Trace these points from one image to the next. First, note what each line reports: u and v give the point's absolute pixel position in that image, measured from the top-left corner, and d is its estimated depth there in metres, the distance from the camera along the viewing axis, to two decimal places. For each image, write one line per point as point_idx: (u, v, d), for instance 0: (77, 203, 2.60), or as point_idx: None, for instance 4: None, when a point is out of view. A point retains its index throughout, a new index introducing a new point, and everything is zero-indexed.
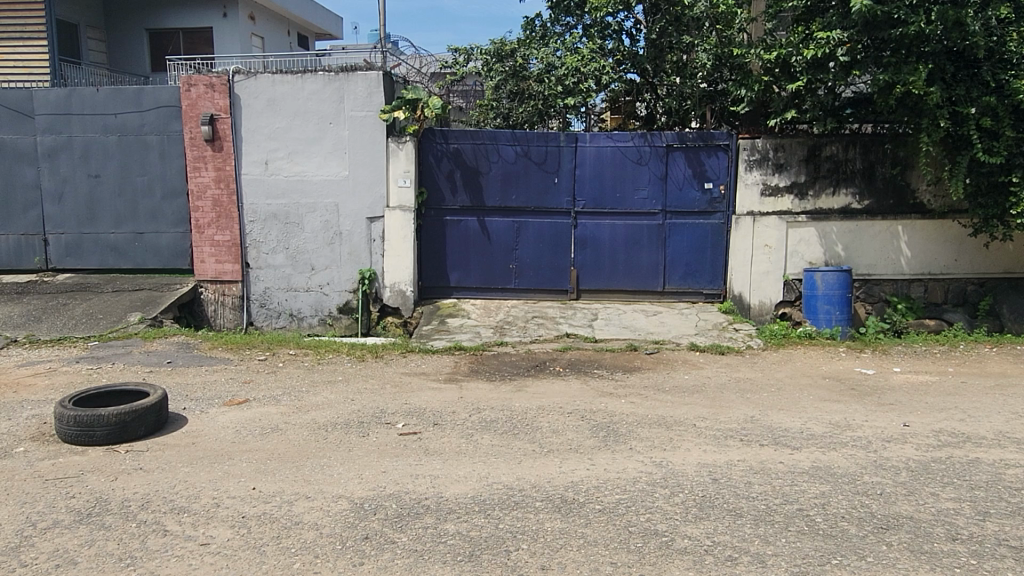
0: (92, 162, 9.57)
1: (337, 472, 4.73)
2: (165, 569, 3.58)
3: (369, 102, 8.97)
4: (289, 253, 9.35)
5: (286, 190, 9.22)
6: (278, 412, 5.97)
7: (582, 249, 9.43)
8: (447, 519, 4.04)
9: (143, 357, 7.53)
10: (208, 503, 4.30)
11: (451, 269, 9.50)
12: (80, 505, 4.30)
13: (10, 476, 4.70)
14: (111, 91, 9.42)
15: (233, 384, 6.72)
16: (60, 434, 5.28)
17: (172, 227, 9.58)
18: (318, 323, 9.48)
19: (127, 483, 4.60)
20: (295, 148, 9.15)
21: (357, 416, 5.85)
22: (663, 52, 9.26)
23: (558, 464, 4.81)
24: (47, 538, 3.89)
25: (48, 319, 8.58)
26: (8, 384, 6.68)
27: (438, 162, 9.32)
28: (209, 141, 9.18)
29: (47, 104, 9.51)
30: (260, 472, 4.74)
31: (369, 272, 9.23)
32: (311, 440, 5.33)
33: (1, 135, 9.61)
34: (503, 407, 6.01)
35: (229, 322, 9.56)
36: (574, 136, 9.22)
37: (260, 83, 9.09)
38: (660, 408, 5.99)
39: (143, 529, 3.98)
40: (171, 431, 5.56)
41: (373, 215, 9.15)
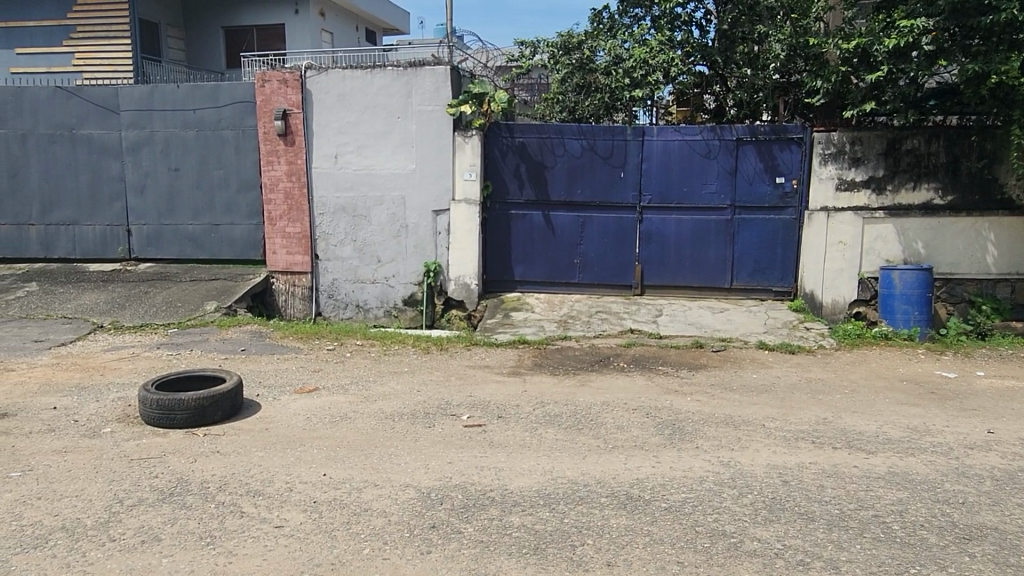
0: (172, 156, 9.95)
1: (404, 461, 4.81)
2: (243, 549, 3.71)
3: (436, 97, 9.06)
4: (357, 245, 9.54)
5: (354, 183, 9.41)
6: (347, 401, 6.11)
7: (647, 244, 9.32)
8: (512, 511, 4.07)
9: (219, 345, 7.81)
10: (281, 487, 4.44)
11: (516, 263, 9.52)
12: (163, 484, 4.50)
13: (99, 455, 4.95)
14: (190, 88, 9.77)
15: (304, 372, 6.92)
16: (143, 417, 5.53)
17: (247, 219, 9.91)
18: (384, 315, 9.65)
19: (205, 465, 4.80)
20: (364, 142, 9.32)
21: (423, 406, 5.94)
22: (735, 42, 9.10)
23: (623, 460, 4.77)
24: (132, 515, 4.09)
25: (131, 306, 8.99)
26: (95, 368, 7.03)
27: (504, 155, 9.35)
28: (282, 135, 9.45)
29: (131, 100, 9.93)
30: (331, 459, 4.87)
31: (434, 264, 9.35)
32: (379, 429, 5.45)
33: (90, 129, 10.09)
34: (567, 402, 6.00)
35: (299, 312, 9.83)
36: (641, 129, 9.11)
37: (331, 79, 9.29)
38: (727, 406, 5.89)
39: (221, 510, 4.14)
40: (245, 417, 5.75)
41: (439, 208, 9.25)
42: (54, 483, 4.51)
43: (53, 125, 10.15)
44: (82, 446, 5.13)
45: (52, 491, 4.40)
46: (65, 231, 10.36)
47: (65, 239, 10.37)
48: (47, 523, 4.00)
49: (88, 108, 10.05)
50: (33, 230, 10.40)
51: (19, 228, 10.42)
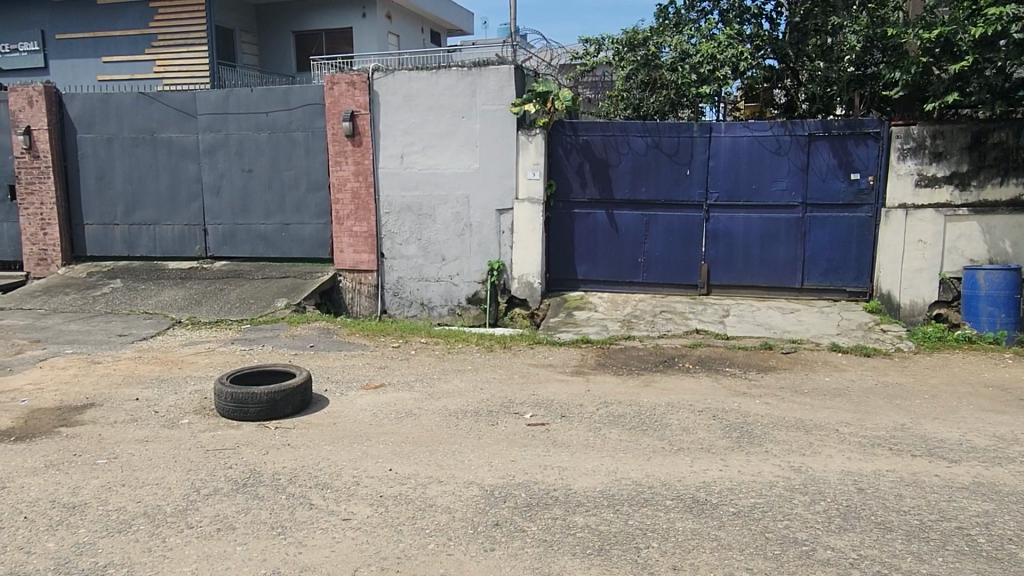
0: (246, 158, 10.29)
1: (468, 459, 4.85)
2: (312, 540, 3.81)
3: (500, 96, 9.08)
4: (422, 244, 9.67)
5: (419, 183, 9.54)
6: (412, 398, 6.19)
7: (714, 243, 9.14)
8: (576, 511, 4.05)
9: (289, 341, 8.04)
10: (349, 481, 4.53)
11: (579, 262, 9.47)
12: (237, 475, 4.66)
13: (177, 446, 5.16)
14: (263, 91, 10.08)
15: (370, 368, 7.05)
16: (218, 409, 5.73)
17: (316, 218, 10.17)
18: (447, 313, 9.75)
19: (277, 457, 4.95)
20: (429, 142, 9.43)
21: (486, 404, 5.97)
22: (806, 35, 8.89)
23: (689, 462, 4.69)
24: (208, 503, 4.25)
25: (207, 302, 9.35)
26: (173, 362, 7.33)
27: (568, 154, 9.31)
28: (349, 136, 9.64)
29: (207, 105, 10.31)
30: (397, 454, 4.95)
31: (497, 263, 9.39)
32: (444, 425, 5.51)
33: (169, 133, 10.52)
34: (631, 402, 5.93)
35: (365, 309, 10.02)
36: (708, 126, 8.94)
37: (397, 80, 9.44)
38: (798, 410, 5.71)
39: (292, 502, 4.26)
40: (315, 411, 5.90)
41: (503, 207, 9.29)
42: (137, 471, 4.73)
43: (135, 129, 10.62)
44: (162, 436, 5.36)
45: (135, 479, 4.61)
46: (146, 231, 10.83)
47: (146, 238, 10.85)
48: (130, 509, 4.19)
49: (168, 112, 10.47)
50: (117, 230, 10.92)
51: (105, 227, 10.96)
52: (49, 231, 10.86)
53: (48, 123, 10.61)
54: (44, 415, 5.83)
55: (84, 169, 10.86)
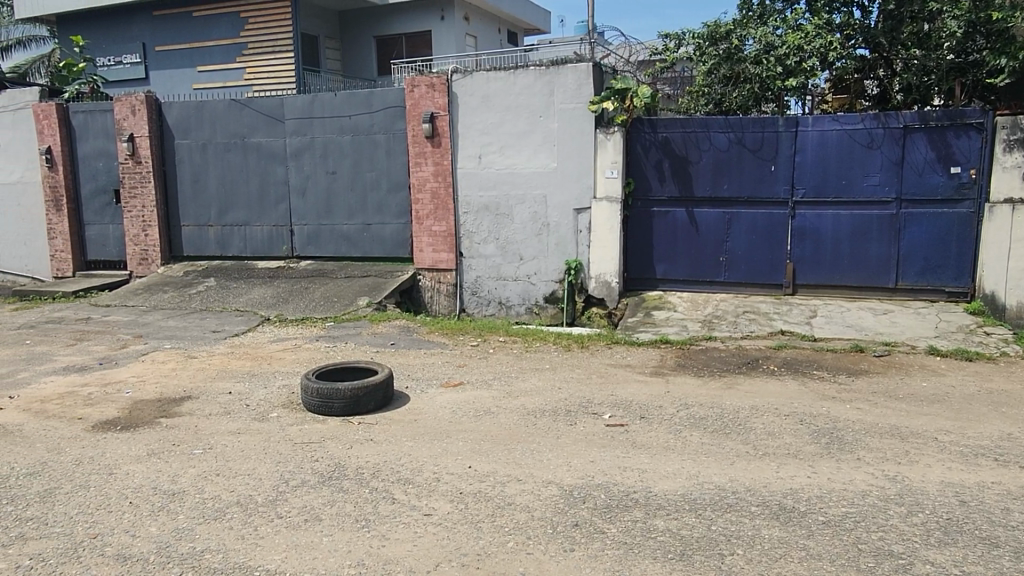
0: (330, 160, 10.60)
1: (546, 458, 4.85)
2: (395, 534, 3.89)
3: (578, 95, 9.04)
4: (499, 244, 9.73)
5: (497, 182, 9.61)
6: (490, 396, 6.23)
7: (801, 241, 8.82)
8: (657, 514, 3.98)
9: (371, 338, 8.24)
10: (430, 477, 4.61)
11: (658, 261, 9.32)
12: (323, 468, 4.81)
13: (267, 438, 5.37)
14: (347, 95, 10.36)
15: (449, 366, 7.14)
16: (305, 404, 5.93)
17: (396, 219, 10.38)
18: (525, 312, 9.78)
19: (360, 452, 5.08)
20: (507, 142, 9.48)
21: (564, 404, 5.95)
22: (901, 22, 8.48)
23: (775, 468, 4.54)
24: (296, 495, 4.40)
25: (293, 300, 9.69)
26: (263, 357, 7.63)
27: (647, 152, 9.19)
28: (429, 138, 9.80)
29: (294, 109, 10.67)
30: (476, 452, 5.00)
31: (575, 262, 9.36)
32: (522, 424, 5.53)
33: (259, 137, 10.95)
34: (713, 405, 5.80)
35: (444, 308, 10.16)
36: (794, 120, 8.64)
37: (476, 81, 9.53)
38: (893, 416, 5.44)
39: (375, 496, 4.36)
40: (396, 407, 6.03)
41: (581, 206, 9.25)
42: (230, 461, 4.95)
43: (228, 134, 11.10)
44: (253, 429, 5.59)
45: (229, 469, 4.82)
46: (238, 231, 11.31)
47: (238, 239, 11.33)
48: (225, 498, 4.39)
49: (258, 118, 10.91)
50: (211, 231, 11.45)
51: (200, 228, 11.51)
52: (150, 232, 11.49)
53: (149, 130, 11.24)
54: (146, 405, 6.18)
55: (182, 173, 11.44)
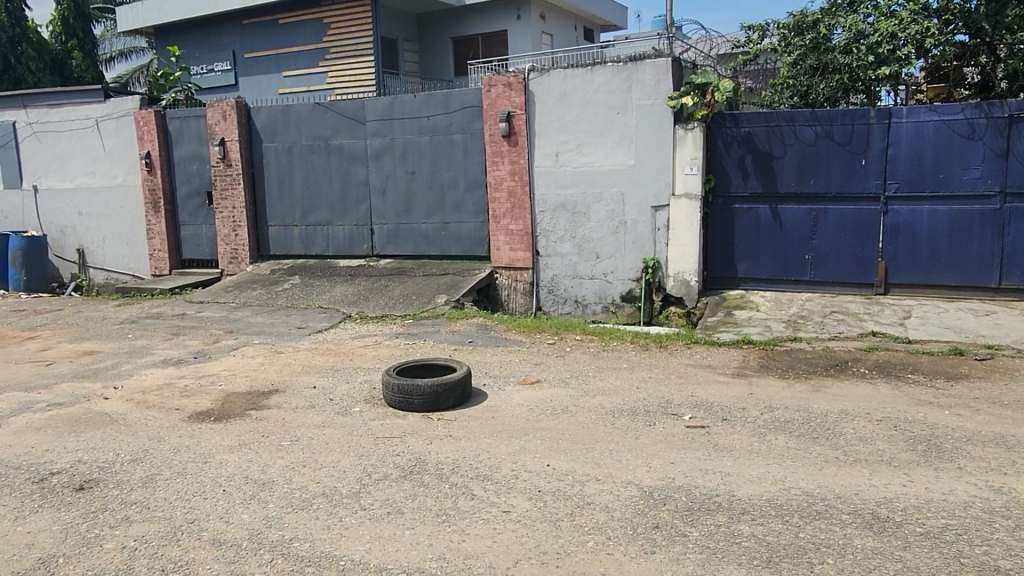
0: (409, 160, 10.80)
1: (626, 458, 4.80)
2: (475, 530, 3.93)
3: (657, 90, 8.90)
4: (576, 242, 9.69)
5: (574, 181, 9.57)
6: (567, 395, 6.21)
7: (893, 238, 8.42)
8: (741, 519, 3.88)
9: (450, 336, 8.35)
10: (508, 474, 4.63)
11: (739, 260, 9.08)
12: (404, 462, 4.91)
13: (350, 432, 5.52)
14: (426, 96, 10.52)
15: (526, 364, 7.16)
16: (386, 399, 6.07)
17: (473, 217, 10.48)
18: (602, 311, 9.72)
19: (440, 447, 5.16)
20: (584, 140, 9.44)
21: (643, 404, 5.88)
22: (1006, 5, 8.04)
23: (867, 475, 4.35)
24: (379, 488, 4.50)
25: (374, 298, 9.93)
26: (345, 353, 7.85)
27: (728, 147, 8.96)
28: (506, 136, 9.84)
29: (375, 111, 10.92)
30: (554, 450, 4.99)
31: (653, 260, 9.22)
32: (600, 423, 5.49)
33: (341, 139, 11.26)
34: (799, 408, 5.60)
35: (520, 306, 10.19)
36: (887, 111, 8.27)
37: (553, 79, 9.52)
38: (997, 424, 5.12)
39: (455, 491, 4.41)
40: (474, 404, 6.09)
41: (659, 203, 9.10)
42: (316, 453, 5.11)
43: (312, 136, 11.47)
44: (337, 422, 5.76)
45: (314, 461, 4.98)
46: (321, 231, 11.67)
47: (321, 238, 11.69)
48: (311, 488, 4.54)
49: (340, 120, 11.21)
50: (296, 230, 11.85)
51: (286, 228, 11.93)
52: (239, 232, 12.00)
53: (238, 134, 11.73)
54: (237, 398, 6.45)
55: (269, 175, 11.89)
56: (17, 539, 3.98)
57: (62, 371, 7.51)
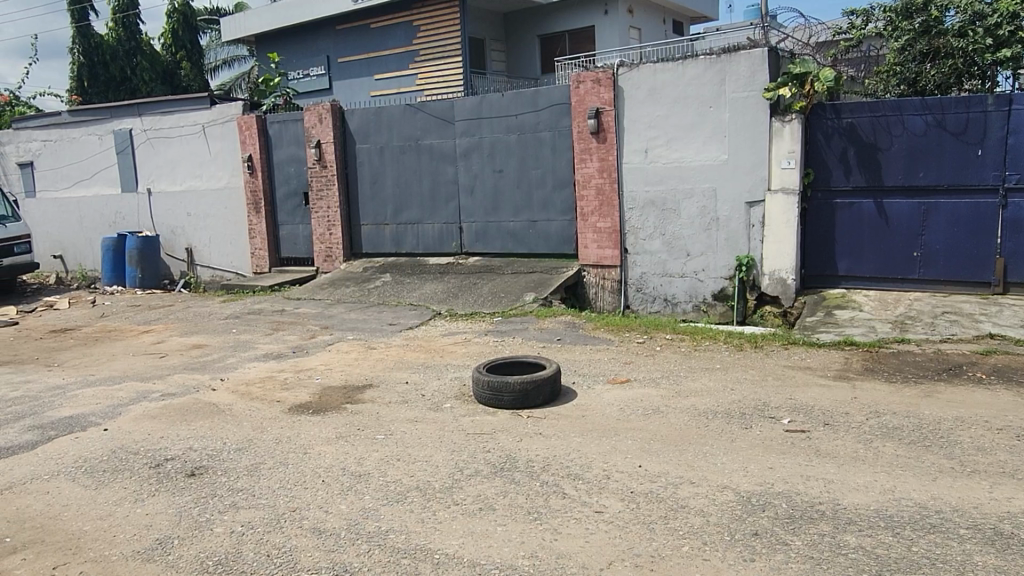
0: (497, 159, 10.88)
1: (721, 461, 4.66)
2: (567, 529, 3.90)
3: (752, 82, 8.62)
4: (666, 239, 9.51)
5: (665, 177, 9.39)
6: (659, 395, 6.10)
7: (1014, 233, 7.86)
8: (847, 530, 3.69)
9: (538, 333, 8.35)
10: (600, 473, 4.59)
11: (840, 257, 8.68)
12: (495, 459, 4.94)
13: (442, 427, 5.61)
14: (514, 95, 10.56)
15: (615, 363, 7.08)
16: (476, 396, 6.12)
17: (561, 215, 10.44)
18: (692, 309, 9.50)
19: (530, 445, 5.16)
20: (675, 135, 9.25)
21: (738, 406, 5.69)
22: None
23: (988, 488, 4.06)
24: (470, 484, 4.55)
25: (463, 295, 10.06)
26: (436, 350, 7.99)
27: (829, 139, 8.58)
28: (594, 133, 9.76)
29: (464, 111, 11.05)
30: (646, 451, 4.90)
31: (747, 258, 8.93)
32: (693, 425, 5.35)
33: (431, 139, 11.46)
34: (909, 414, 5.29)
35: (608, 304, 10.09)
36: (1006, 97, 7.73)
37: (643, 74, 9.36)
38: None
39: (546, 489, 4.41)
40: (564, 403, 6.07)
41: (754, 199, 8.81)
42: (409, 448, 5.21)
43: (403, 137, 11.72)
44: (429, 417, 5.86)
45: (408, 455, 5.08)
46: (412, 230, 11.91)
47: (411, 236, 11.94)
48: (406, 482, 4.63)
49: (430, 120, 11.41)
50: (387, 229, 12.15)
51: (378, 227, 12.25)
52: (334, 231, 12.41)
53: (333, 137, 12.13)
54: (334, 391, 6.67)
55: (361, 175, 12.24)
56: (137, 519, 4.25)
57: (174, 363, 7.97)
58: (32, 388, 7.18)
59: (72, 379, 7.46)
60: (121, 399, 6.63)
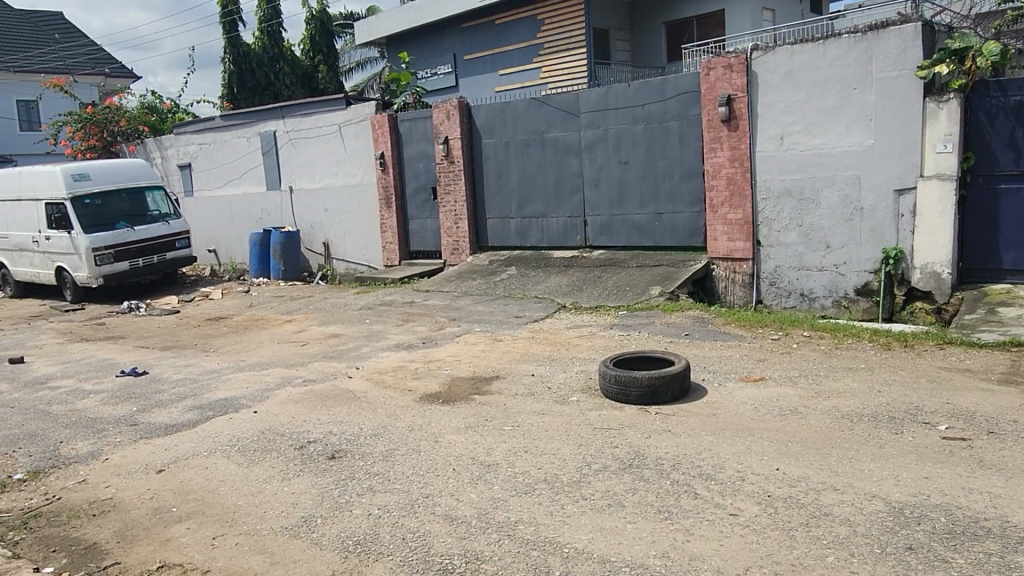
0: (623, 150, 10.71)
1: (868, 468, 4.36)
2: (700, 530, 3.78)
3: (903, 60, 8.00)
4: (803, 231, 9.02)
5: (802, 165, 8.90)
6: (797, 395, 5.79)
7: None
8: (1019, 551, 3.35)
9: (665, 328, 8.16)
10: (734, 475, 4.41)
11: (1004, 249, 7.90)
12: (623, 455, 4.87)
13: (568, 420, 5.60)
14: (641, 84, 10.35)
15: (748, 360, 6.78)
16: (603, 390, 6.06)
17: (689, 207, 10.14)
18: (832, 305, 8.96)
19: (659, 442, 5.04)
20: (814, 120, 8.74)
21: (887, 409, 5.30)
22: None
23: None
24: (599, 479, 4.51)
25: (587, 289, 10.00)
26: (561, 343, 7.98)
27: (993, 120, 7.81)
28: (725, 121, 9.40)
29: (589, 103, 10.96)
30: (783, 454, 4.67)
31: (895, 250, 8.31)
32: (836, 428, 5.03)
33: (556, 133, 11.46)
34: None
35: (739, 299, 9.69)
36: None
37: (779, 57, 8.90)
38: None
39: (677, 488, 4.29)
40: (694, 400, 5.89)
41: (904, 186, 8.18)
42: (536, 440, 5.24)
43: (528, 131, 11.79)
44: (555, 411, 5.86)
45: (535, 447, 5.11)
46: (536, 224, 11.97)
47: (536, 230, 12.00)
48: (534, 474, 4.65)
49: (555, 114, 11.41)
50: (512, 223, 12.28)
51: (503, 221, 12.41)
52: (461, 225, 12.69)
53: (460, 133, 12.39)
54: (462, 382, 6.82)
55: (487, 170, 12.43)
56: (285, 497, 4.53)
57: (314, 351, 8.44)
58: (192, 371, 7.85)
59: (225, 364, 8.08)
60: (268, 383, 7.11)
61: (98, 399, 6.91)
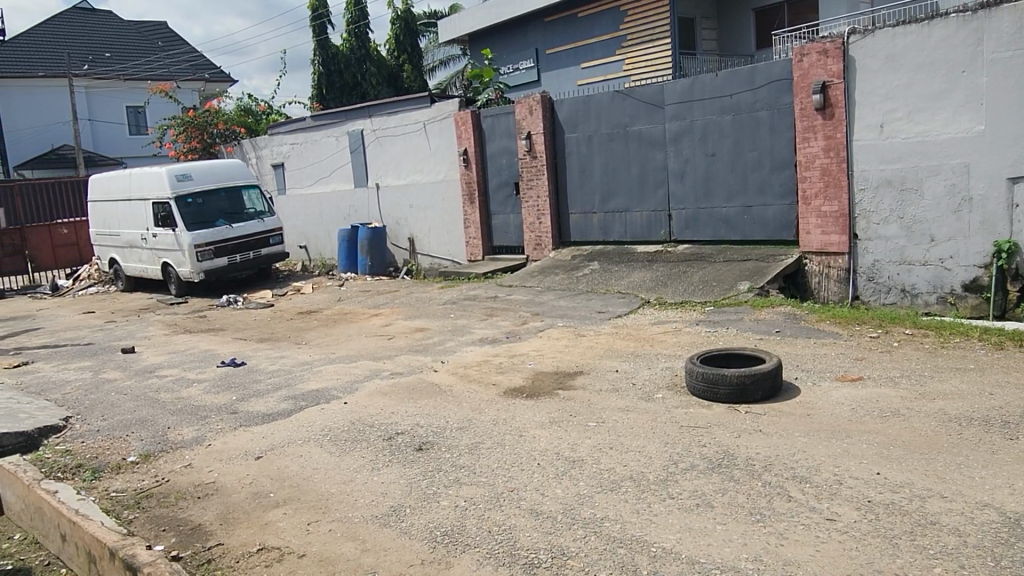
0: (709, 142, 10.43)
1: (978, 475, 4.10)
2: (795, 535, 3.65)
3: (1017, 39, 7.50)
4: (905, 223, 8.56)
5: (904, 154, 8.44)
6: (898, 396, 5.50)
7: None
8: None
9: (754, 324, 7.91)
10: (830, 478, 4.23)
11: None
12: (711, 454, 4.75)
13: (654, 418, 5.51)
14: (729, 73, 10.05)
15: (845, 359, 6.49)
16: (690, 387, 5.93)
17: (780, 199, 9.80)
18: (936, 301, 8.48)
19: (750, 442, 4.89)
20: (917, 106, 8.27)
21: (1000, 413, 4.97)
22: None
23: None
24: (687, 478, 4.41)
25: (672, 284, 9.82)
26: (646, 339, 7.86)
27: None
28: (820, 109, 9.02)
29: (674, 94, 10.73)
30: (884, 457, 4.45)
31: (1008, 243, 7.79)
32: (942, 431, 4.76)
33: (640, 125, 11.29)
34: None
35: (833, 295, 9.27)
36: None
37: (878, 40, 8.47)
38: None
39: (769, 490, 4.15)
40: (785, 399, 5.69)
41: (1018, 174, 7.66)
42: (622, 436, 5.18)
43: (611, 125, 11.65)
44: (640, 407, 5.78)
45: (620, 444, 5.05)
46: (619, 218, 11.83)
47: (619, 224, 11.86)
48: (620, 471, 4.60)
49: (639, 106, 11.23)
50: (595, 218, 12.18)
51: (585, 216, 12.32)
52: (543, 221, 12.69)
53: (543, 127, 12.36)
54: (546, 377, 6.82)
55: (570, 164, 12.37)
56: (375, 486, 4.65)
57: (400, 345, 8.63)
58: (286, 362, 8.16)
59: (316, 356, 8.37)
60: (358, 375, 7.33)
61: (201, 388, 7.30)
